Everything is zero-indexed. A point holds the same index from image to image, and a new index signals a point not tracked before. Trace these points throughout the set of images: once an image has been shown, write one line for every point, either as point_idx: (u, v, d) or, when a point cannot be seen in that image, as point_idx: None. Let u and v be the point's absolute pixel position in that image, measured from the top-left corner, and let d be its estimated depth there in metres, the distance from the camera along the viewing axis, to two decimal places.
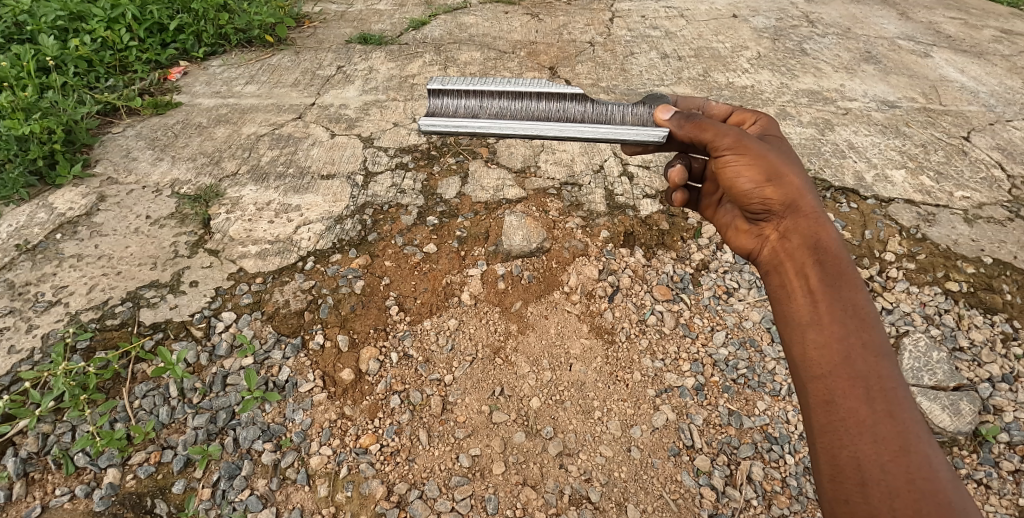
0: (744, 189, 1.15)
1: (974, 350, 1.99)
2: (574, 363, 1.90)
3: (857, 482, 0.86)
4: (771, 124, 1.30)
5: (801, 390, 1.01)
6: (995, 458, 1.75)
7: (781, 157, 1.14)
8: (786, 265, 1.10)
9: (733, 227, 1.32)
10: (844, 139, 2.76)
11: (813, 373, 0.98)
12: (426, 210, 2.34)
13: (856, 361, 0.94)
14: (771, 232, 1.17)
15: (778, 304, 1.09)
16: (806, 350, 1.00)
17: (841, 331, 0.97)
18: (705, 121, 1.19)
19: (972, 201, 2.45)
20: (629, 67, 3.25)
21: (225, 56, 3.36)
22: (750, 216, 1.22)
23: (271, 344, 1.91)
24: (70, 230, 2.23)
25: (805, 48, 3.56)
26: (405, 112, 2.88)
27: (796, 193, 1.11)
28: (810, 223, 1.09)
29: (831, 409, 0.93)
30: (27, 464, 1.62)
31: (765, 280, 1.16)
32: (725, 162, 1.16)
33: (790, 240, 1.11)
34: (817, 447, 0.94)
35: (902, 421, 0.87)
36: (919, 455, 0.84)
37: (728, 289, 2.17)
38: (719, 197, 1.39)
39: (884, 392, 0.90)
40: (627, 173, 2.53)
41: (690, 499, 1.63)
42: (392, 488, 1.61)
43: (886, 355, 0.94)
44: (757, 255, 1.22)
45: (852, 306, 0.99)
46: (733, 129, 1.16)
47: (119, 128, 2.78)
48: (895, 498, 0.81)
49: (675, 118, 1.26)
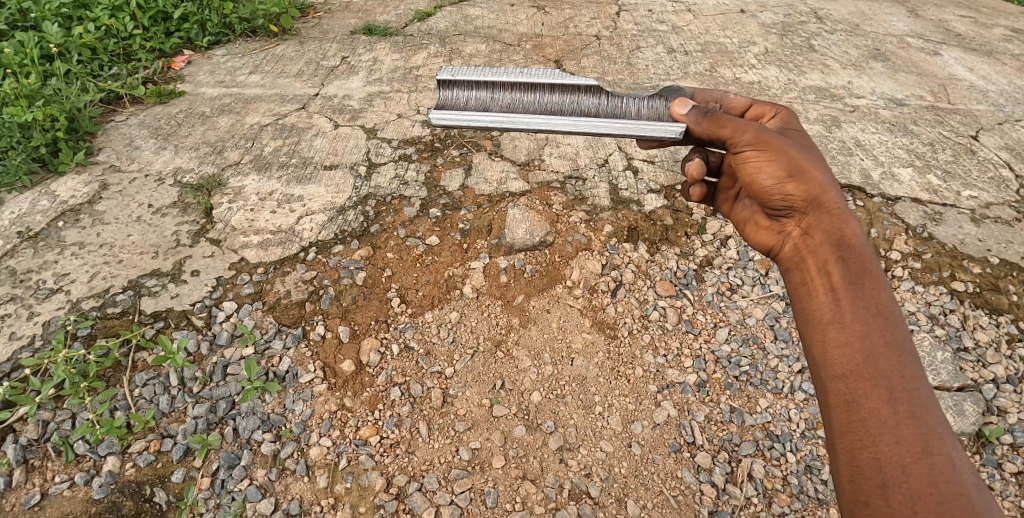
0: (765, 185, 1.14)
1: (979, 351, 1.98)
2: (576, 357, 1.89)
3: (876, 484, 0.85)
4: (791, 118, 1.30)
5: (820, 389, 1.00)
6: (998, 459, 1.74)
7: (802, 152, 1.13)
8: (808, 262, 1.09)
9: (752, 222, 1.31)
10: (851, 137, 2.74)
11: (833, 372, 0.97)
12: (429, 202, 2.32)
13: (878, 360, 0.93)
14: (793, 228, 1.16)
15: (798, 301, 1.09)
16: (826, 348, 0.99)
17: (864, 330, 0.96)
18: (724, 117, 1.19)
19: (980, 201, 2.43)
20: (635, 61, 3.23)
21: (229, 45, 3.34)
22: (770, 213, 1.20)
23: (272, 334, 1.90)
24: (71, 218, 2.23)
25: (813, 44, 3.53)
26: (409, 104, 2.86)
27: (819, 188, 1.10)
28: (833, 220, 1.08)
29: (852, 409, 0.92)
30: (27, 451, 1.62)
31: (786, 276, 1.15)
32: (745, 158, 1.15)
33: (812, 236, 1.10)
34: (837, 448, 0.93)
35: (925, 423, 0.86)
36: (942, 457, 0.83)
37: (732, 285, 2.15)
38: (736, 192, 1.38)
39: (907, 393, 0.89)
40: (632, 167, 2.51)
41: (690, 496, 1.62)
42: (391, 480, 1.60)
43: (910, 355, 0.92)
44: (778, 251, 1.21)
45: (875, 305, 0.98)
46: (753, 125, 1.15)
47: (122, 117, 2.77)
48: (916, 501, 0.80)
49: (693, 113, 1.25)
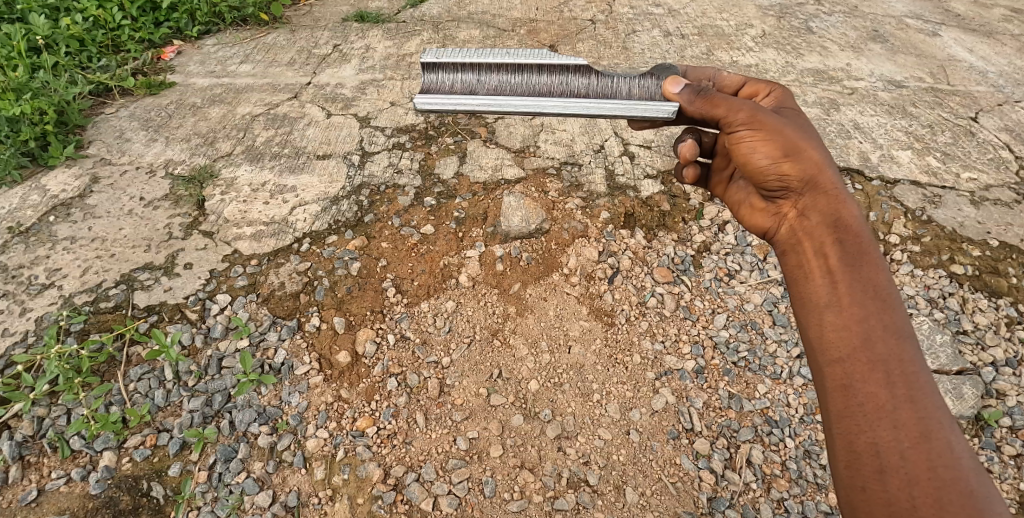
0: (760, 165, 1.12)
1: (978, 334, 1.97)
2: (573, 345, 1.88)
3: (875, 469, 0.84)
4: (785, 97, 1.27)
5: (818, 373, 0.99)
6: (997, 442, 1.73)
7: (798, 131, 1.10)
8: (804, 244, 1.07)
9: (747, 204, 1.29)
10: (850, 119, 2.72)
11: (830, 356, 0.96)
12: (424, 190, 2.30)
13: (876, 344, 0.91)
14: (789, 209, 1.14)
15: (794, 284, 1.07)
16: (823, 332, 0.98)
17: (861, 312, 0.94)
18: (717, 96, 1.16)
19: (979, 183, 2.42)
20: (631, 45, 3.19)
21: (219, 35, 3.29)
22: (766, 194, 1.18)
23: (267, 327, 1.89)
24: (62, 212, 2.20)
25: (810, 26, 3.49)
26: (402, 92, 2.83)
27: (816, 168, 1.07)
28: (829, 200, 1.06)
29: (849, 393, 0.91)
30: (23, 448, 1.61)
31: (782, 259, 1.13)
32: (740, 138, 1.13)
33: (809, 217, 1.08)
34: (835, 433, 0.92)
35: (924, 406, 0.85)
36: (941, 441, 0.82)
37: (730, 271, 2.14)
38: (731, 173, 1.36)
39: (906, 376, 0.87)
40: (628, 153, 2.48)
41: (689, 483, 1.62)
42: (389, 471, 1.60)
43: (908, 336, 0.91)
44: (774, 233, 1.19)
45: (872, 287, 0.96)
46: (748, 104, 1.12)
47: (112, 109, 2.73)
48: (914, 486, 0.80)
49: (685, 92, 1.22)
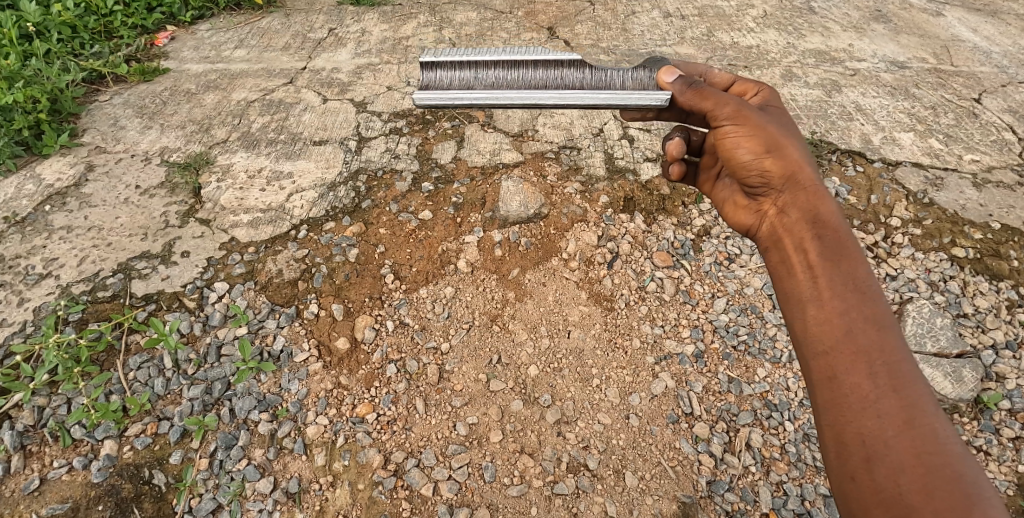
0: (743, 162, 1.12)
1: (978, 317, 1.96)
2: (572, 330, 1.87)
3: (863, 458, 0.84)
4: (771, 95, 1.26)
5: (805, 367, 0.98)
6: (996, 425, 1.75)
7: (778, 128, 1.10)
8: (786, 240, 1.06)
9: (731, 202, 1.28)
10: (851, 101, 2.68)
11: (817, 350, 0.95)
12: (421, 175, 2.28)
13: (858, 335, 0.90)
14: (771, 206, 1.14)
15: (778, 280, 1.06)
16: (807, 326, 0.97)
17: (843, 305, 0.93)
18: (704, 91, 1.16)
19: (981, 165, 2.39)
20: (631, 27, 3.15)
21: (213, 19, 3.24)
22: (749, 191, 1.18)
23: (265, 314, 1.88)
24: (58, 201, 2.18)
25: (812, 6, 3.43)
26: (399, 75, 2.79)
27: (795, 164, 1.07)
28: (809, 194, 1.05)
29: (835, 386, 0.90)
30: (24, 437, 1.61)
31: (766, 255, 1.12)
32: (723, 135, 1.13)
33: (788, 214, 1.07)
34: (824, 425, 0.91)
35: (908, 395, 0.84)
36: (926, 428, 0.81)
37: (730, 255, 2.13)
38: (719, 171, 1.34)
39: (888, 365, 0.87)
40: (627, 136, 2.46)
41: (689, 467, 1.62)
42: (389, 457, 1.60)
43: (890, 327, 0.90)
44: (757, 230, 1.18)
45: (854, 279, 0.95)
46: (730, 100, 1.13)
47: (106, 97, 2.70)
48: (902, 473, 0.79)
49: (676, 84, 1.21)
